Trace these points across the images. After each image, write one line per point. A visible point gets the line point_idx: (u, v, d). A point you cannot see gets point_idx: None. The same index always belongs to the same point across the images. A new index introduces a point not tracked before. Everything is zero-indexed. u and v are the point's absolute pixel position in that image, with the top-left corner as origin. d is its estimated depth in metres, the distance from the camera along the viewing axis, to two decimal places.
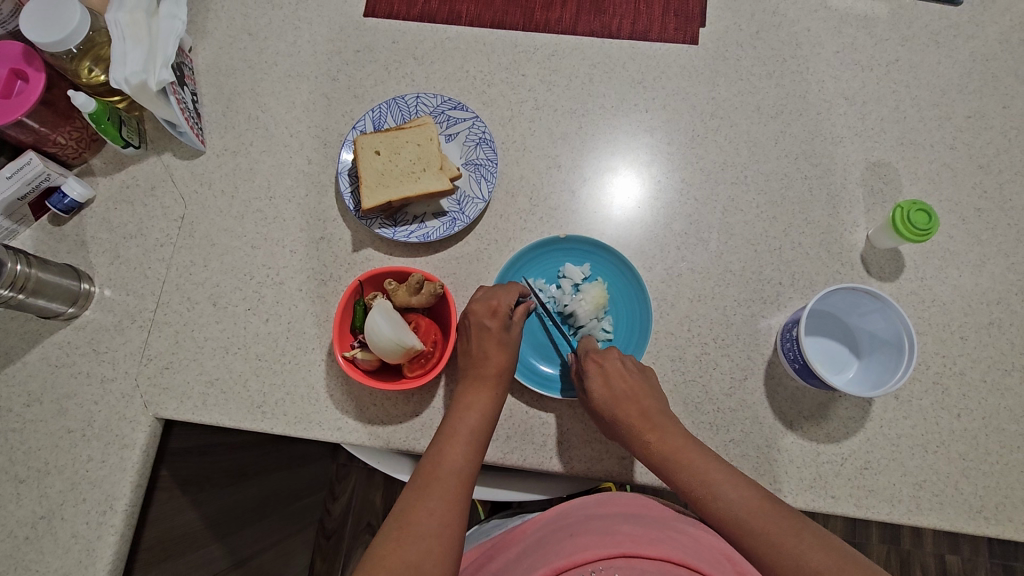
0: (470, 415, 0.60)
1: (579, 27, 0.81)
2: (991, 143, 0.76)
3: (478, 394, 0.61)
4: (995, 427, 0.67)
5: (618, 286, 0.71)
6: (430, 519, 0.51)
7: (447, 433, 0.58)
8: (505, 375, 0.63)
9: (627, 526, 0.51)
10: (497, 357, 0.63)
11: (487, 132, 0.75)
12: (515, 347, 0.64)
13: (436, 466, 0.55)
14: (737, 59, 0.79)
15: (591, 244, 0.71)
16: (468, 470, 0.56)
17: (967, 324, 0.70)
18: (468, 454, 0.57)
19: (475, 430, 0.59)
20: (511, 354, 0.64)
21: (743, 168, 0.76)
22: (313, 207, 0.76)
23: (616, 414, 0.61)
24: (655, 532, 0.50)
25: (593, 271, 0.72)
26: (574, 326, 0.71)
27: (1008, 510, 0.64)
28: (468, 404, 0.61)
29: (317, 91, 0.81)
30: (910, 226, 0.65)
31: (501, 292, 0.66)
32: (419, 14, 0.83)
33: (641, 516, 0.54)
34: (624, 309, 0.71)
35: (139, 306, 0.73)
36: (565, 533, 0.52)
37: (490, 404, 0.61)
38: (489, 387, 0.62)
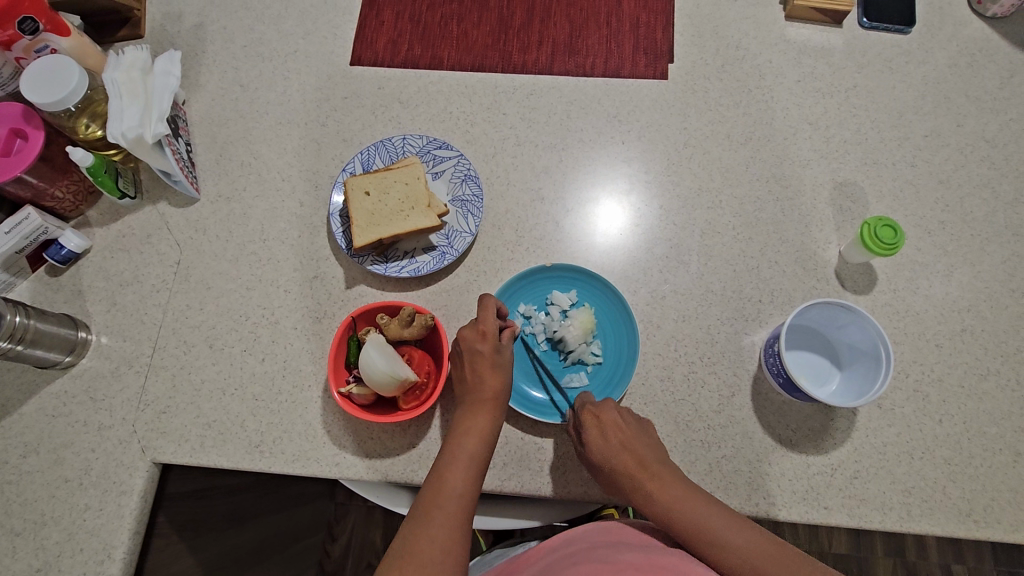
0: (470, 439, 0.60)
1: (555, 67, 0.86)
2: (948, 160, 0.81)
3: (477, 418, 0.62)
4: (977, 431, 0.69)
5: (605, 310, 0.73)
6: (433, 547, 0.52)
7: (447, 458, 0.59)
8: (501, 399, 0.64)
9: (629, 555, 0.51)
10: (491, 382, 0.64)
11: (471, 169, 0.79)
12: (507, 370, 0.65)
13: (437, 493, 0.56)
14: (705, 91, 0.84)
15: (576, 271, 0.74)
16: (468, 496, 0.57)
17: (941, 332, 0.73)
18: (468, 480, 0.58)
19: (475, 454, 0.60)
20: (505, 377, 0.65)
21: (717, 193, 0.80)
22: (305, 248, 0.78)
23: (614, 466, 0.61)
24: (655, 560, 0.51)
25: (580, 297, 0.74)
26: (563, 351, 0.72)
27: (996, 512, 0.66)
28: (467, 429, 0.62)
29: (307, 137, 0.84)
30: (877, 242, 0.69)
31: (485, 312, 0.67)
32: (403, 61, 0.87)
33: (643, 545, 0.54)
34: (611, 332, 0.73)
35: (136, 352, 0.74)
36: (567, 562, 0.52)
37: (488, 428, 0.62)
38: (487, 411, 0.63)
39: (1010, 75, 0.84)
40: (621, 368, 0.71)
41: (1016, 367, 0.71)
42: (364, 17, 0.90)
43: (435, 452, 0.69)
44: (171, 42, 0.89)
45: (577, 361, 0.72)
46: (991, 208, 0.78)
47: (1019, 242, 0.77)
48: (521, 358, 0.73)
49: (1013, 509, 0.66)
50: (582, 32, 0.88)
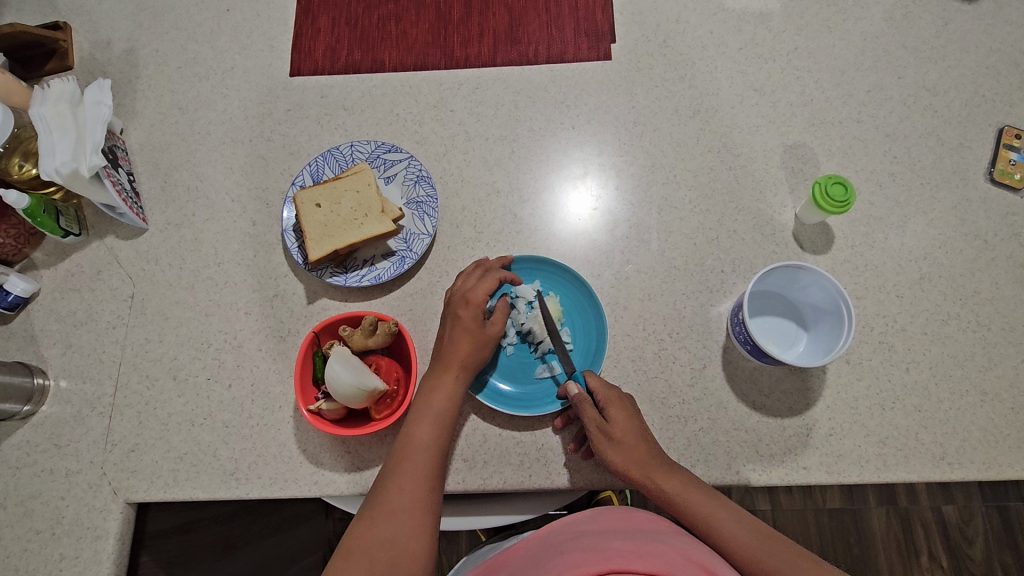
0: (438, 399, 0.62)
1: (499, 58, 0.85)
2: (893, 112, 0.82)
3: (446, 378, 0.63)
4: (943, 375, 0.70)
5: (569, 293, 0.73)
6: (402, 496, 0.55)
7: (418, 413, 0.61)
8: (473, 360, 0.64)
9: (616, 542, 0.51)
10: (466, 344, 0.65)
11: (423, 169, 0.78)
12: (487, 338, 0.65)
13: (406, 452, 0.58)
14: (650, 67, 0.84)
15: (534, 260, 0.73)
16: (435, 452, 0.59)
17: (901, 283, 0.74)
18: (436, 439, 0.60)
19: (445, 409, 0.61)
20: (480, 340, 0.65)
21: (672, 168, 0.80)
22: (262, 267, 0.77)
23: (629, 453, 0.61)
24: (642, 547, 0.51)
25: (540, 285, 0.73)
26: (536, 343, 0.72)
27: (968, 452, 0.67)
28: (437, 386, 0.63)
29: (253, 154, 0.82)
30: (829, 201, 0.69)
31: (477, 286, 0.67)
32: (344, 67, 0.86)
33: (631, 531, 0.54)
34: (579, 313, 0.72)
35: (97, 392, 0.72)
36: (553, 552, 0.52)
37: (458, 384, 0.63)
38: (457, 369, 0.64)
39: (945, 23, 0.85)
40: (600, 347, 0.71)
41: (976, 309, 0.73)
42: (300, 26, 0.88)
43: None
44: (102, 70, 0.86)
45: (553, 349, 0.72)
46: (938, 155, 0.79)
47: (968, 186, 0.78)
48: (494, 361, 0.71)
49: (984, 448, 0.67)
50: (523, 20, 0.87)
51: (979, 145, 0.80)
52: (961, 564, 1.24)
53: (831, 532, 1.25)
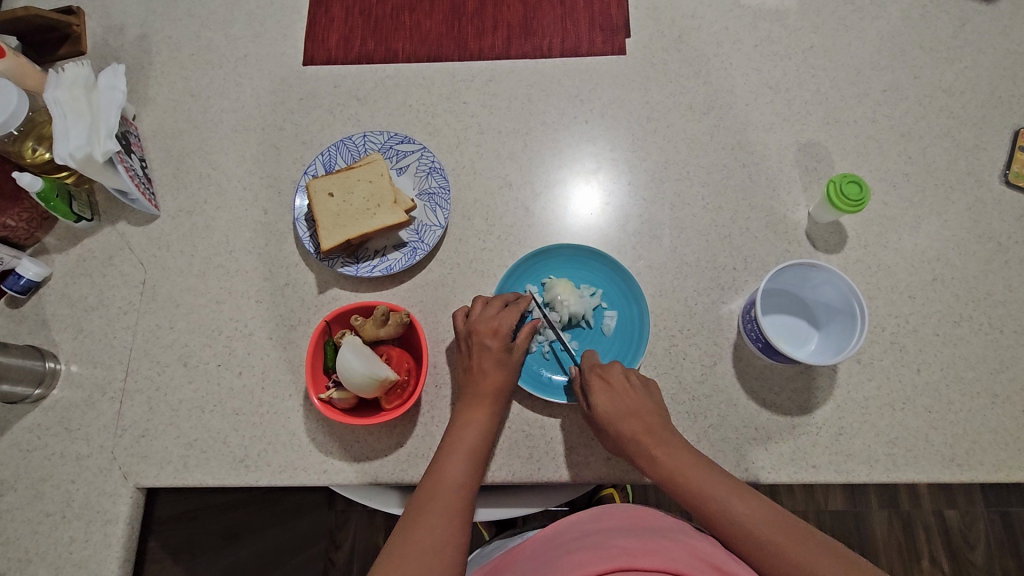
0: (469, 433, 0.62)
1: (513, 51, 0.85)
2: (908, 112, 0.81)
3: (477, 413, 0.63)
4: (954, 377, 0.70)
5: (571, 270, 0.74)
6: (434, 532, 0.53)
7: (448, 448, 0.61)
8: (502, 395, 0.65)
9: (623, 540, 0.51)
10: (496, 376, 0.65)
11: (436, 161, 0.78)
12: (514, 366, 0.66)
13: (437, 484, 0.58)
14: (665, 63, 0.84)
15: (536, 253, 0.73)
16: (468, 487, 0.59)
17: (913, 283, 0.74)
18: (468, 473, 0.59)
19: (475, 445, 0.61)
20: (509, 373, 0.65)
21: (685, 164, 0.79)
22: (274, 256, 0.77)
23: (622, 428, 0.62)
24: (649, 544, 0.51)
25: (539, 279, 0.74)
26: (567, 324, 0.72)
27: (978, 454, 0.67)
28: (467, 421, 0.63)
29: (266, 142, 0.82)
30: (844, 200, 0.69)
31: (503, 312, 0.66)
32: (357, 57, 0.85)
33: (637, 529, 0.54)
34: (586, 283, 0.73)
35: (108, 377, 0.72)
36: (561, 550, 0.52)
37: (487, 421, 0.63)
38: (486, 405, 0.64)
39: (963, 23, 0.85)
40: (633, 305, 0.72)
41: (988, 311, 0.72)
42: (314, 15, 0.87)
43: (422, 449, 0.68)
44: (115, 56, 0.86)
45: (582, 321, 0.72)
46: (953, 157, 0.79)
47: (982, 188, 0.78)
48: (532, 372, 0.71)
49: (993, 449, 0.67)
50: (537, 13, 0.86)
51: (995, 147, 0.79)
52: (962, 567, 1.25)
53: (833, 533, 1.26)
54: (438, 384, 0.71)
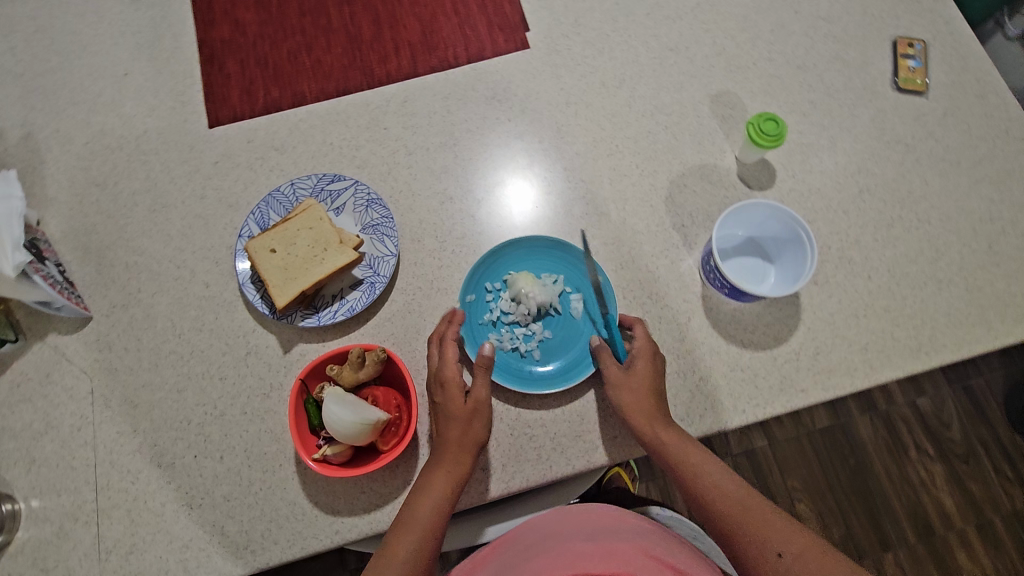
0: (428, 497, 0.58)
1: (420, 68, 0.86)
2: (798, 46, 0.87)
3: (438, 473, 0.59)
4: (901, 274, 0.75)
5: (529, 262, 0.74)
6: None
7: (401, 518, 0.57)
8: (463, 450, 0.60)
9: (587, 546, 0.59)
10: (454, 432, 0.61)
11: (372, 193, 0.77)
12: (472, 417, 0.61)
13: (385, 557, 0.54)
14: (568, 48, 0.86)
15: (491, 252, 0.73)
16: (422, 557, 0.55)
17: (844, 199, 0.78)
18: (423, 544, 0.55)
19: (435, 511, 0.57)
20: (465, 425, 0.61)
21: (612, 139, 0.82)
22: (227, 327, 0.72)
23: (645, 410, 0.62)
24: (608, 548, 0.58)
25: (501, 277, 0.74)
26: (537, 316, 0.72)
27: (941, 338, 0.72)
28: (427, 485, 0.59)
29: (190, 214, 0.78)
30: (764, 136, 0.73)
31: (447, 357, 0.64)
32: (265, 108, 0.83)
33: (600, 531, 0.63)
34: (546, 271, 0.74)
35: (77, 502, 0.66)
36: (530, 553, 0.61)
37: (450, 484, 0.59)
38: (448, 466, 0.60)
39: None
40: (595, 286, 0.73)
41: (914, 207, 0.78)
42: (209, 76, 0.85)
43: None
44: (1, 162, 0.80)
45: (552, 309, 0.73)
46: (847, 77, 0.85)
47: (879, 99, 0.84)
48: (509, 368, 0.70)
49: (952, 331, 0.72)
50: (434, 28, 0.88)
51: (880, 60, 0.86)
52: (945, 448, 1.38)
53: (826, 448, 1.38)
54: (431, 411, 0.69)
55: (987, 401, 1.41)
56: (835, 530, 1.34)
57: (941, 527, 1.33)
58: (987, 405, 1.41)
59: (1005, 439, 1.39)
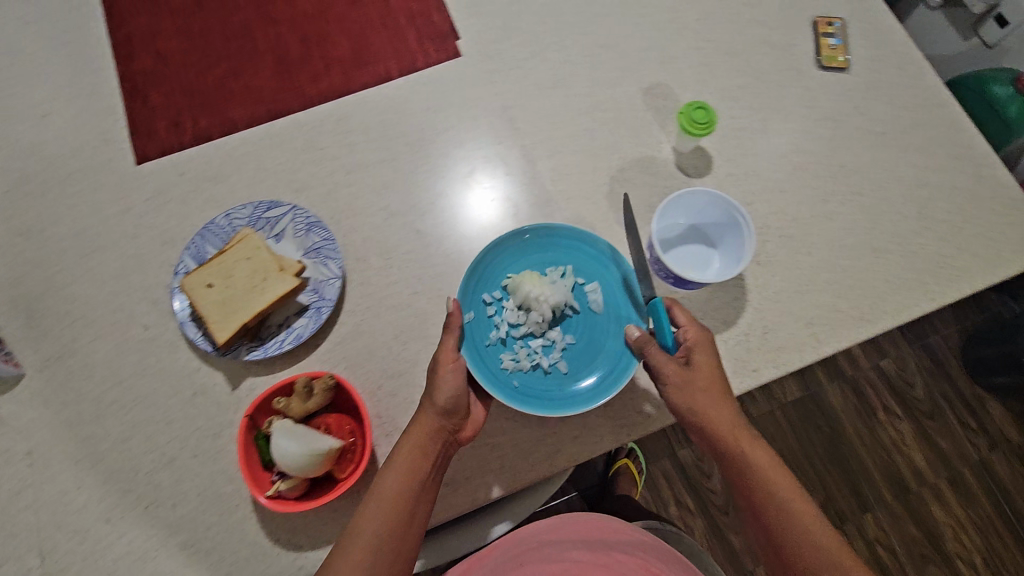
0: (398, 466, 0.59)
1: (353, 83, 0.83)
2: (724, 31, 0.88)
3: (407, 444, 0.60)
4: (841, 247, 0.76)
5: (528, 266, 0.72)
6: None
7: (376, 485, 0.60)
8: (433, 423, 0.61)
9: (582, 555, 0.72)
10: (429, 404, 0.62)
11: (311, 216, 0.75)
12: (443, 392, 0.61)
13: (356, 525, 0.57)
14: (500, 52, 0.85)
15: (482, 263, 0.70)
16: (386, 526, 0.57)
17: (780, 178, 0.80)
18: (389, 512, 0.57)
19: (401, 481, 0.59)
20: (436, 398, 0.62)
21: (551, 139, 0.82)
22: (170, 369, 0.70)
23: (711, 418, 0.62)
24: (603, 559, 0.72)
25: (497, 286, 0.71)
26: (553, 321, 0.70)
27: (881, 305, 0.74)
28: (398, 456, 0.60)
29: (122, 255, 0.75)
30: (696, 125, 0.74)
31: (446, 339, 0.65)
32: (194, 138, 0.80)
33: (588, 540, 0.74)
34: (550, 270, 0.72)
35: (24, 569, 0.63)
36: (528, 559, 0.71)
37: (417, 458, 0.60)
38: (419, 438, 0.60)
39: None
40: (612, 267, 0.72)
41: (847, 181, 0.80)
42: (132, 110, 0.81)
43: None
44: None
45: (567, 309, 0.71)
46: (774, 58, 0.86)
47: (806, 77, 0.86)
48: (539, 389, 0.68)
49: (892, 298, 0.74)
50: (365, 42, 0.86)
51: (803, 40, 0.88)
52: (912, 406, 1.43)
53: (800, 419, 1.41)
54: (390, 432, 0.68)
55: (947, 357, 1.46)
56: (815, 499, 1.37)
57: (914, 484, 1.37)
58: (947, 362, 1.46)
59: (965, 390, 1.44)
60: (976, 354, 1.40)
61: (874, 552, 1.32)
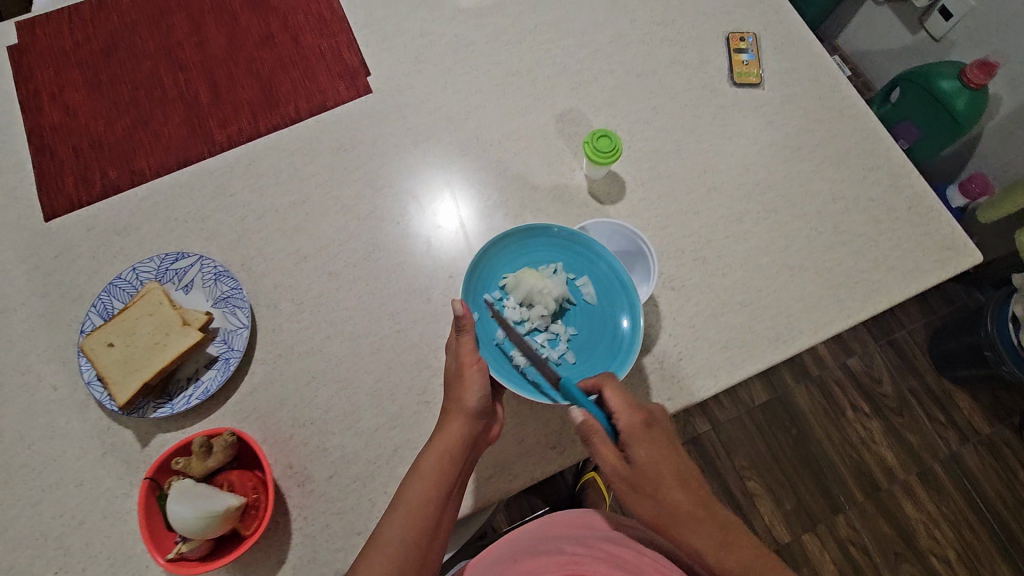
0: (423, 477, 0.58)
1: (263, 126, 0.83)
2: (636, 53, 0.88)
3: (432, 455, 0.59)
4: (754, 267, 0.76)
5: (523, 258, 0.69)
6: None
7: (398, 498, 0.58)
8: (459, 433, 0.59)
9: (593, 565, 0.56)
10: (457, 408, 0.60)
11: (219, 265, 0.74)
12: (468, 400, 0.59)
13: (379, 541, 0.55)
14: (412, 88, 0.85)
15: (477, 262, 0.66)
16: (411, 540, 0.55)
17: (694, 200, 0.79)
18: (415, 524, 0.56)
19: (427, 492, 0.57)
20: (464, 405, 0.60)
21: (463, 173, 0.81)
22: (80, 430, 0.69)
23: (654, 476, 0.58)
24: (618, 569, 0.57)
25: (495, 284, 0.68)
26: (555, 314, 0.67)
27: (796, 325, 0.74)
28: (420, 467, 0.59)
29: (31, 315, 0.74)
30: (599, 154, 0.73)
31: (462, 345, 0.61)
32: (103, 191, 0.80)
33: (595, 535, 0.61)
34: (544, 262, 0.69)
35: None
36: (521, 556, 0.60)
37: (445, 468, 0.58)
38: (445, 448, 0.59)
39: None
40: (600, 261, 0.67)
41: (760, 199, 0.80)
42: (41, 166, 0.81)
43: (305, 555, 0.65)
44: None
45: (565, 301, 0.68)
46: (687, 78, 0.86)
47: (719, 96, 0.85)
48: None
49: (807, 316, 0.74)
50: (274, 84, 0.86)
51: (716, 58, 0.88)
52: (879, 401, 1.42)
53: (768, 420, 1.41)
54: (302, 482, 0.67)
55: (912, 349, 1.47)
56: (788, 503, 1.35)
57: (885, 481, 1.36)
58: (913, 354, 1.46)
59: (933, 382, 1.44)
60: (943, 348, 1.40)
61: (847, 553, 1.30)
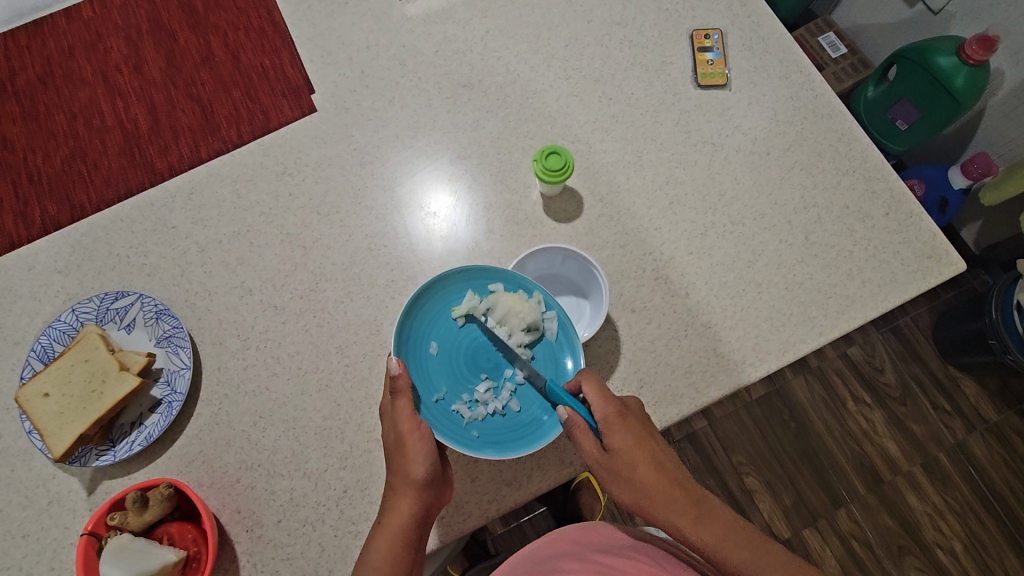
0: (380, 543, 0.55)
1: (204, 151, 0.80)
2: (593, 57, 0.83)
3: (388, 519, 0.56)
4: (719, 284, 0.72)
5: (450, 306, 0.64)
6: None
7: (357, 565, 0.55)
8: (412, 494, 0.57)
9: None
10: (405, 472, 0.57)
11: (160, 303, 0.71)
12: (416, 463, 0.56)
13: None
14: (358, 104, 0.81)
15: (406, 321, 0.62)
16: None
17: (655, 215, 0.75)
18: None
19: (384, 558, 0.54)
20: (411, 469, 0.57)
21: (412, 194, 0.78)
22: (24, 480, 0.68)
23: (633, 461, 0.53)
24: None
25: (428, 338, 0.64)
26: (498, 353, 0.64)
27: (764, 345, 0.70)
28: (378, 532, 0.56)
29: None
30: (549, 173, 0.69)
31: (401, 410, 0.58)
32: (43, 228, 0.77)
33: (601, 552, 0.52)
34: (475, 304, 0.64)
35: None
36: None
37: (402, 530, 0.56)
38: (399, 510, 0.56)
39: None
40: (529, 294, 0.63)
41: (726, 211, 0.75)
42: None
43: None
44: None
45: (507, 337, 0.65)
46: (647, 83, 0.81)
47: (682, 100, 0.80)
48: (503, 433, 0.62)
49: (776, 336, 0.70)
50: (214, 107, 0.83)
51: (679, 58, 0.82)
52: (881, 394, 1.37)
53: (767, 418, 1.36)
54: (250, 528, 0.66)
55: (915, 339, 1.41)
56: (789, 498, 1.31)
57: (888, 474, 1.32)
58: (919, 344, 1.41)
59: (939, 373, 1.38)
60: (946, 339, 1.35)
61: (849, 549, 1.27)
